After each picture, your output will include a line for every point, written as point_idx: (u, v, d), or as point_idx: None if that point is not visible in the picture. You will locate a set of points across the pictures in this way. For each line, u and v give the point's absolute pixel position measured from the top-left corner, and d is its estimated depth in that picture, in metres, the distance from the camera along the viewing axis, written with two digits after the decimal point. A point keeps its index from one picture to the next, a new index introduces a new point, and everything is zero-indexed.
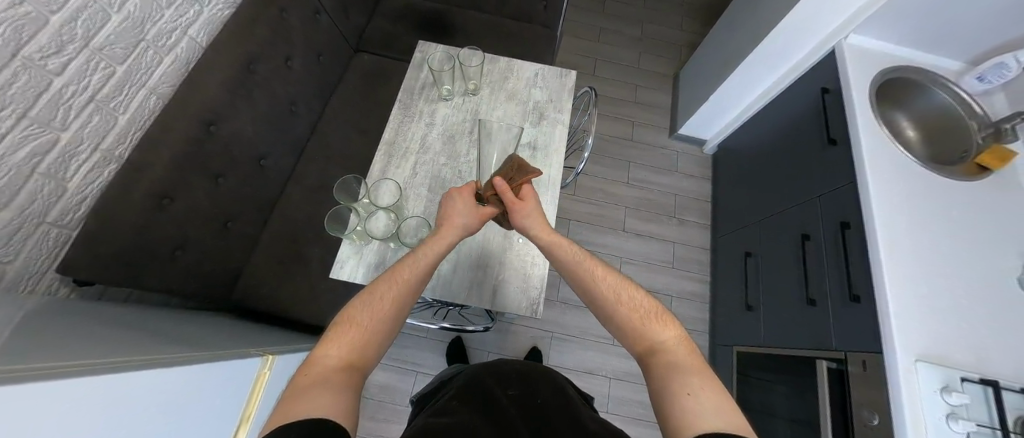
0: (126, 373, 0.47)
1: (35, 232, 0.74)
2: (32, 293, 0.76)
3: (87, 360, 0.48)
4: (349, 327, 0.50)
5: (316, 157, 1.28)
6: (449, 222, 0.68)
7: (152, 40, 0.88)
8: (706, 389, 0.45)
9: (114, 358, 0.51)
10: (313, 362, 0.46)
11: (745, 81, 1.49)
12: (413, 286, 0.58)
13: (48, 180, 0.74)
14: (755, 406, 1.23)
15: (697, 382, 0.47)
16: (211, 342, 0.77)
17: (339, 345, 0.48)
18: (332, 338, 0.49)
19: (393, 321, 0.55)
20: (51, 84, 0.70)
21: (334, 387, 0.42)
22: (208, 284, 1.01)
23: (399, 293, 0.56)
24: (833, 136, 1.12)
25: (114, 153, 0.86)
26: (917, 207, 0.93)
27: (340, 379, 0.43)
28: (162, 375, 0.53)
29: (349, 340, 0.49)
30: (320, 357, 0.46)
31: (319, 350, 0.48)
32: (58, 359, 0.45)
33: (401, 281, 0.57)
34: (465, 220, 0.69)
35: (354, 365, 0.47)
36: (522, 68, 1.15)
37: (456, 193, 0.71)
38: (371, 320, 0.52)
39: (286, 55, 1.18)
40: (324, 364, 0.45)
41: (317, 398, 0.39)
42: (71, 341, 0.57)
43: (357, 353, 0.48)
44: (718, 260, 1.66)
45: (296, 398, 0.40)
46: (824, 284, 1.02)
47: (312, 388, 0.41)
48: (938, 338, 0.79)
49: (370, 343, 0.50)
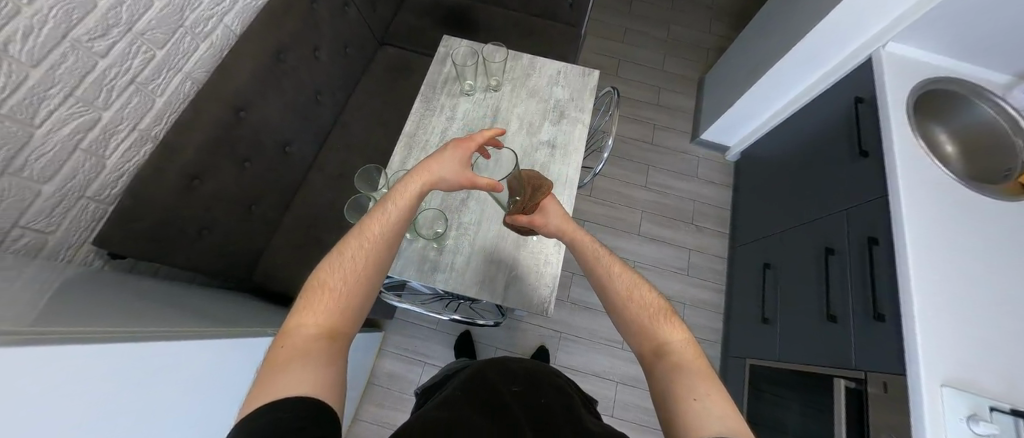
0: (155, 342, 0.49)
1: (74, 206, 0.78)
2: (69, 263, 0.80)
3: (124, 327, 0.51)
4: (325, 293, 0.50)
5: (338, 147, 1.30)
6: (423, 171, 0.64)
7: (190, 26, 0.90)
8: (712, 395, 0.45)
9: (146, 329, 0.54)
10: (289, 332, 0.46)
11: (774, 87, 1.44)
12: (387, 240, 0.57)
13: (89, 156, 0.77)
14: (766, 421, 1.20)
15: (703, 387, 0.46)
16: (232, 320, 0.80)
17: (314, 313, 0.48)
18: (307, 306, 0.49)
19: (369, 280, 0.54)
20: (97, 65, 0.73)
21: (310, 360, 0.42)
22: (231, 265, 1.04)
23: (371, 250, 0.55)
24: (865, 148, 1.08)
25: (150, 133, 0.90)
26: (951, 226, 0.89)
27: (316, 348, 0.44)
28: (189, 346, 0.55)
29: (324, 308, 0.49)
30: (296, 327, 0.47)
31: (293, 319, 0.48)
32: (102, 327, 0.48)
33: (371, 240, 0.56)
34: (445, 174, 0.66)
35: (330, 331, 0.47)
36: (545, 66, 1.14)
37: (449, 149, 0.68)
38: (344, 283, 0.51)
39: (314, 45, 1.20)
40: (302, 334, 0.46)
41: (297, 374, 0.40)
42: (105, 312, 0.60)
43: (337, 318, 0.49)
44: (735, 271, 1.62)
45: (275, 374, 0.41)
46: (847, 300, 0.99)
47: (290, 364, 0.41)
48: (964, 363, 0.76)
49: (349, 307, 0.51)
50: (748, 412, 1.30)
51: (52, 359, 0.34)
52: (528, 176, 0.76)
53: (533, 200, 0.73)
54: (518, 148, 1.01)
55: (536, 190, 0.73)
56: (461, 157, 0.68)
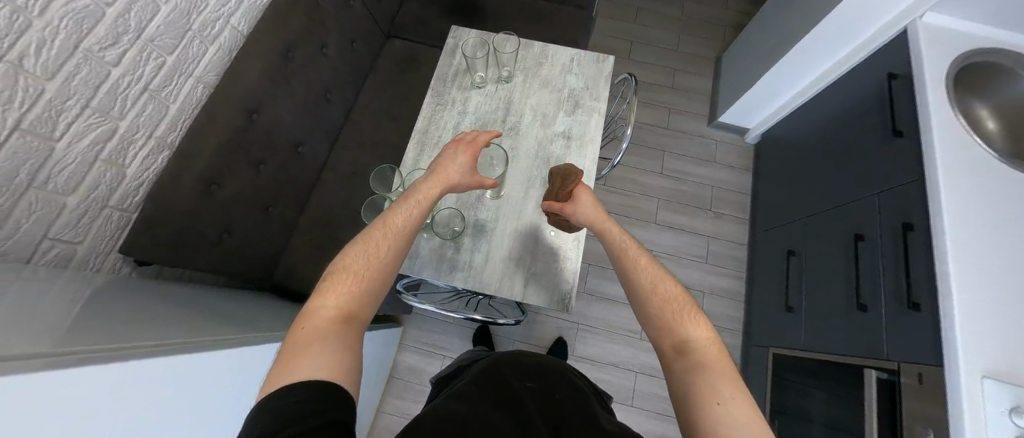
0: (186, 353, 0.49)
1: (98, 216, 0.79)
2: (99, 272, 0.82)
3: (157, 339, 0.52)
4: (348, 276, 0.50)
5: (351, 145, 1.29)
6: (441, 174, 0.66)
7: (198, 29, 0.89)
8: (736, 399, 0.43)
9: (179, 338, 0.54)
10: (309, 313, 0.46)
11: (798, 66, 1.37)
12: (408, 232, 0.58)
13: (109, 167, 0.78)
14: (790, 409, 1.19)
15: (728, 391, 0.44)
16: (256, 323, 0.81)
17: (336, 296, 0.48)
18: (329, 288, 0.48)
19: (389, 270, 0.54)
20: (109, 75, 0.73)
21: (330, 344, 0.42)
22: (252, 267, 1.06)
23: (394, 240, 0.56)
24: (899, 128, 1.02)
25: (167, 140, 0.90)
26: (996, 211, 0.84)
27: (336, 332, 0.44)
28: (219, 355, 0.56)
29: (345, 292, 0.48)
30: (317, 307, 0.46)
31: (314, 300, 0.47)
32: (137, 339, 0.49)
33: (393, 229, 0.57)
34: (460, 176, 0.69)
35: (350, 316, 0.47)
36: (558, 53, 1.10)
37: (459, 149, 0.71)
38: (366, 269, 0.51)
39: (321, 42, 1.18)
40: (322, 316, 0.45)
41: (316, 358, 0.40)
42: (136, 322, 0.61)
43: (357, 304, 0.48)
44: (756, 258, 1.59)
45: (296, 354, 0.40)
46: (879, 289, 0.96)
47: (310, 346, 0.41)
48: (1007, 354, 0.73)
49: (369, 291, 0.50)
50: (771, 400, 1.29)
51: (86, 381, 0.34)
52: (561, 172, 0.80)
53: (565, 188, 0.76)
54: (532, 141, 0.99)
55: (568, 178, 0.77)
56: (472, 159, 0.71)
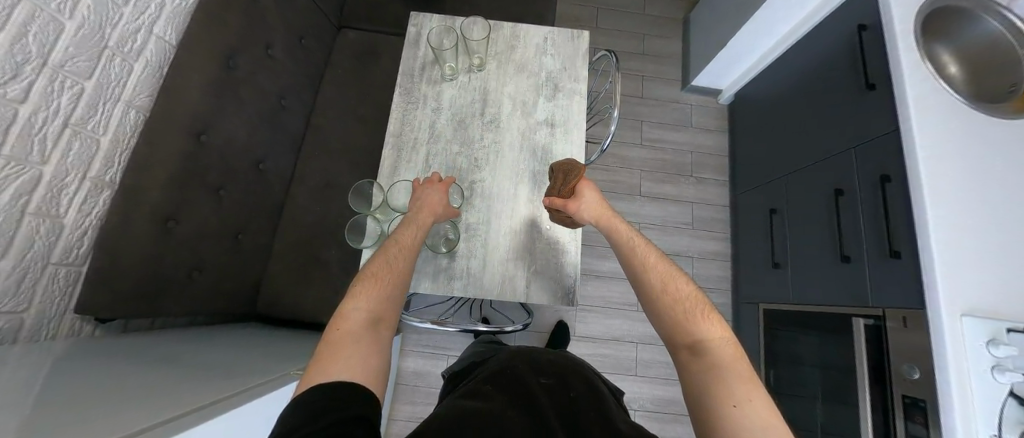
0: (194, 424, 0.45)
1: (42, 277, 0.69)
2: (56, 337, 0.74)
3: (156, 414, 0.47)
4: (372, 282, 0.54)
5: (318, 154, 1.19)
6: (429, 204, 0.72)
7: (116, 46, 0.77)
8: (753, 400, 0.44)
9: (180, 408, 0.49)
10: (341, 315, 0.50)
11: (771, 22, 1.35)
12: (414, 250, 0.64)
13: (42, 219, 0.67)
14: (783, 357, 1.27)
15: (745, 392, 0.45)
16: (245, 369, 0.75)
17: (365, 300, 0.51)
18: (356, 293, 0.52)
19: (405, 280, 0.58)
20: (18, 113, 0.61)
21: (361, 348, 0.45)
22: (231, 300, 0.99)
23: (405, 255, 0.61)
24: (871, 80, 1.03)
25: (105, 178, 0.79)
26: (969, 155, 0.87)
27: (366, 336, 0.47)
28: (229, 417, 0.52)
29: (373, 296, 0.52)
30: (348, 309, 0.50)
31: (345, 303, 0.51)
32: (134, 419, 0.44)
33: (406, 247, 0.62)
34: (443, 208, 0.74)
35: (377, 321, 0.50)
36: (530, 33, 1.03)
37: (433, 184, 0.76)
38: (387, 278, 0.56)
39: (266, 43, 1.05)
40: (354, 319, 0.49)
41: (349, 360, 0.43)
42: (102, 397, 0.54)
43: (382, 309, 0.52)
44: (739, 218, 1.63)
45: (333, 355, 0.43)
46: (861, 240, 1.00)
47: (345, 348, 0.44)
48: (985, 290, 0.78)
49: (391, 297, 0.54)
50: (765, 352, 1.37)
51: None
52: (564, 167, 0.79)
53: (568, 184, 0.76)
54: (515, 133, 0.94)
55: (570, 174, 0.76)
56: (445, 193, 0.76)
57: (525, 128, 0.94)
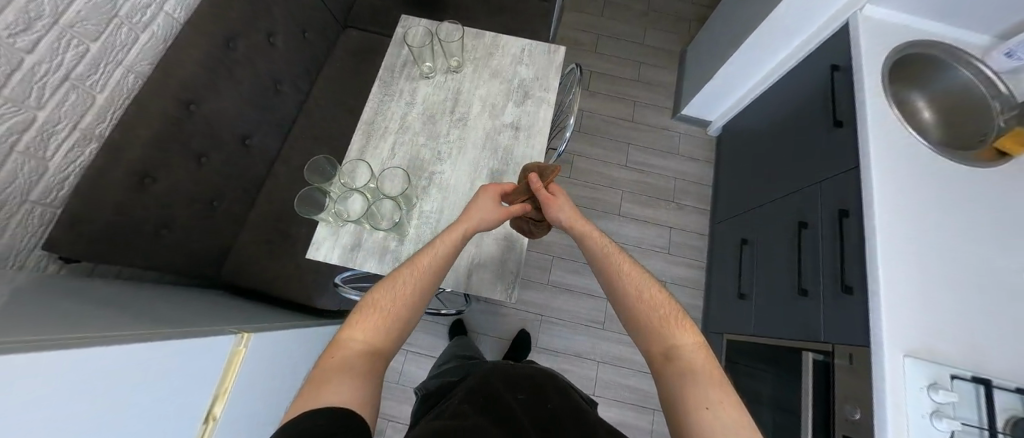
0: (128, 345, 0.48)
1: (18, 210, 0.75)
2: (21, 269, 0.79)
3: (86, 332, 0.51)
4: (373, 312, 0.58)
5: (304, 137, 1.27)
6: (468, 216, 0.71)
7: (126, 16, 0.86)
8: (723, 403, 0.49)
9: (113, 333, 0.54)
10: (339, 344, 0.54)
11: (754, 58, 1.39)
12: (435, 272, 0.64)
13: (28, 157, 0.74)
14: (742, 392, 1.23)
15: (716, 395, 0.50)
16: (186, 322, 0.78)
17: (363, 330, 0.56)
18: (356, 322, 0.57)
19: (416, 305, 0.61)
20: (23, 62, 0.68)
21: (352, 376, 0.49)
22: (197, 262, 1.04)
23: (421, 278, 0.63)
24: (839, 118, 1.05)
25: (94, 131, 0.87)
26: (926, 197, 0.87)
27: (361, 366, 0.51)
28: (169, 348, 0.55)
29: (370, 325, 0.56)
30: (346, 340, 0.54)
31: (343, 332, 0.56)
32: (59, 331, 0.49)
33: (420, 269, 0.64)
34: (486, 221, 0.72)
35: (372, 350, 0.54)
36: (509, 43, 1.09)
37: (486, 195, 0.76)
38: (393, 305, 0.59)
39: (268, 31, 1.14)
40: (349, 348, 0.53)
41: (340, 387, 0.47)
42: (32, 317, 0.57)
43: (380, 339, 0.56)
44: (715, 248, 1.62)
45: (326, 381, 0.47)
46: (818, 274, 0.98)
47: (336, 375, 0.48)
48: (931, 333, 0.75)
49: (391, 326, 0.58)
50: None
51: (12, 366, 0.32)
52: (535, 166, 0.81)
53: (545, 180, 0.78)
54: (479, 132, 0.98)
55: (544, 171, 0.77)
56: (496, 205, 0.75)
57: (490, 129, 0.99)
